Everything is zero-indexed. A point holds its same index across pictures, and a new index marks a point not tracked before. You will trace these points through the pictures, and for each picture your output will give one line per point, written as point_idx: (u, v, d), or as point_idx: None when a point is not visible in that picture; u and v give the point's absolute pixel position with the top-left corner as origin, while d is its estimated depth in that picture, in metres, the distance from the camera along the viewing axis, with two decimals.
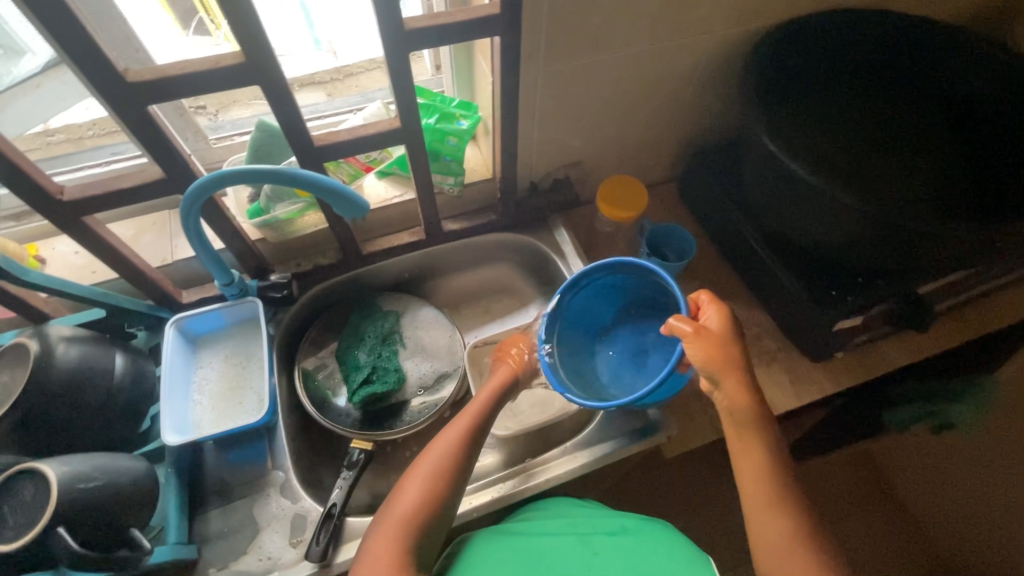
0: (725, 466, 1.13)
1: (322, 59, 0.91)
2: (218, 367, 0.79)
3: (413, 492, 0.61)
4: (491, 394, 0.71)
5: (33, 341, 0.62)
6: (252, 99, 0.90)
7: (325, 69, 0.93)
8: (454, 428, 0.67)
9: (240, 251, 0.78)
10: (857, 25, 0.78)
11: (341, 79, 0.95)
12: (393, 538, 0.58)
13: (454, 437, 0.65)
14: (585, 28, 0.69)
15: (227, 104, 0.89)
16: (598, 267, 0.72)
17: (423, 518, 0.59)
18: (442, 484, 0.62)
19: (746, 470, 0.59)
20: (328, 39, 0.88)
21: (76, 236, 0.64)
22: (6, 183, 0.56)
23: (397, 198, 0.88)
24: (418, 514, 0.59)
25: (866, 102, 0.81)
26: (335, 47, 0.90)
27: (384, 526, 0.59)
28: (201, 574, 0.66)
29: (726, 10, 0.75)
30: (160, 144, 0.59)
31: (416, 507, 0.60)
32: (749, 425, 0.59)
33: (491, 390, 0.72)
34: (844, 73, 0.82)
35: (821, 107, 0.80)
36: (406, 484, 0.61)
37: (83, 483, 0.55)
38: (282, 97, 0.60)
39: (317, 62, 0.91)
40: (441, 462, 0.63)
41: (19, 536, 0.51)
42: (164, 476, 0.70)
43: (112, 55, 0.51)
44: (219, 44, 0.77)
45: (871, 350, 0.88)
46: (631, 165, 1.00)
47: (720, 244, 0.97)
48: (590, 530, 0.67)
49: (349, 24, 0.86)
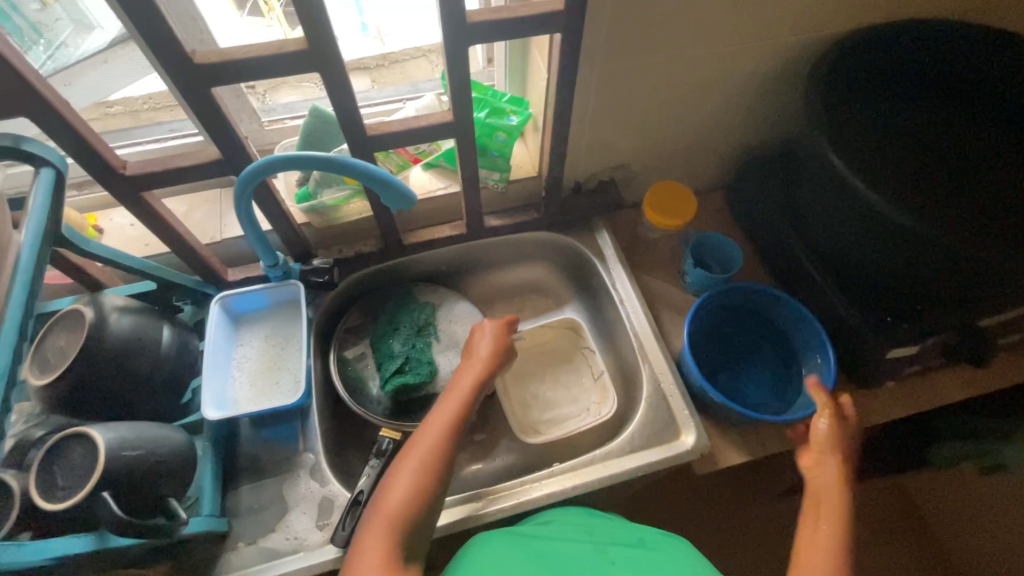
0: (753, 487, 1.10)
1: (368, 45, 0.94)
2: (258, 346, 0.80)
3: (404, 480, 0.58)
4: (473, 377, 0.69)
5: (89, 309, 0.64)
6: (302, 81, 0.93)
7: (371, 54, 0.95)
8: (442, 412, 0.65)
9: (287, 234, 0.79)
10: (924, 39, 0.74)
11: (387, 66, 0.97)
12: (382, 531, 0.54)
13: (443, 424, 0.63)
14: (648, 28, 0.67)
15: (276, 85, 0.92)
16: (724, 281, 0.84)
17: (414, 510, 0.57)
18: (436, 472, 0.60)
19: (822, 535, 0.57)
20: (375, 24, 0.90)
21: (135, 210, 0.66)
22: (74, 155, 0.58)
23: (440, 190, 0.88)
24: (407, 507, 0.57)
25: (938, 119, 0.75)
26: (382, 33, 0.92)
27: (372, 517, 0.56)
28: (230, 548, 0.68)
29: (796, 15, 0.72)
30: (220, 125, 0.60)
31: (410, 492, 0.57)
32: (830, 510, 0.60)
33: (472, 374, 0.70)
34: (913, 88, 0.77)
35: (887, 121, 0.74)
36: (394, 480, 0.59)
37: (128, 451, 0.56)
38: (340, 85, 0.60)
39: (364, 47, 0.94)
40: (433, 450, 0.61)
41: (67, 496, 0.52)
42: (201, 448, 0.71)
43: (181, 37, 0.52)
44: (272, 26, 0.81)
45: (923, 382, 0.84)
46: (680, 170, 0.97)
47: (767, 258, 0.94)
48: (607, 540, 0.65)
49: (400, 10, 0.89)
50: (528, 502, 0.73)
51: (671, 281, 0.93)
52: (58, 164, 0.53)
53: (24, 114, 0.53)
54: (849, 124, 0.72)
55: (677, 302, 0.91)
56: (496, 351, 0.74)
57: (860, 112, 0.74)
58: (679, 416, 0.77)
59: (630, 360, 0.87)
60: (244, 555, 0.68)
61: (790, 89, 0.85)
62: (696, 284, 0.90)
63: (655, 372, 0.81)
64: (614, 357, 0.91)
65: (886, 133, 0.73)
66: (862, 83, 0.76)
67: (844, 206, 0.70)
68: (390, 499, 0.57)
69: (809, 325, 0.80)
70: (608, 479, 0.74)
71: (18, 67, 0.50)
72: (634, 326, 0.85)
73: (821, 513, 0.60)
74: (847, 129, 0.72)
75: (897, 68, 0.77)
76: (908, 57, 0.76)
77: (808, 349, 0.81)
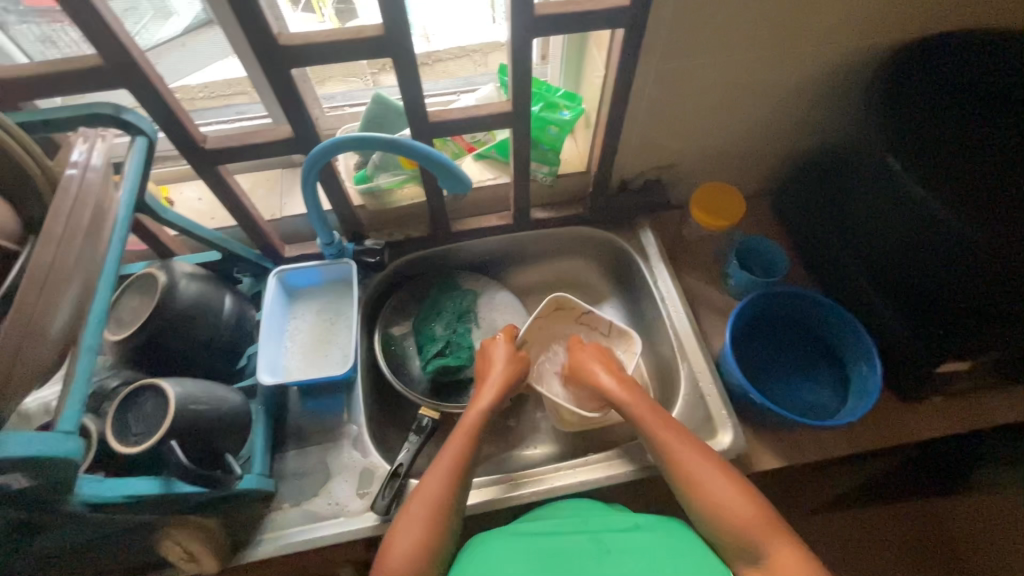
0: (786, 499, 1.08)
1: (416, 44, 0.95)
2: (309, 320, 0.84)
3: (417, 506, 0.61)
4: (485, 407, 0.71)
5: (161, 273, 0.67)
6: (347, 75, 0.96)
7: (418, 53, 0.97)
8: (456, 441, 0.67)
9: (343, 214, 0.83)
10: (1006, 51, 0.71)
11: (430, 64, 0.99)
12: None
13: (454, 458, 0.65)
14: (709, 27, 0.68)
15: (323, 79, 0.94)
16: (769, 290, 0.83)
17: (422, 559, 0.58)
18: (446, 496, 0.62)
19: (690, 460, 0.63)
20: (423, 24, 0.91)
21: (209, 182, 0.71)
22: (163, 128, 0.63)
23: (492, 180, 0.92)
24: (416, 556, 0.58)
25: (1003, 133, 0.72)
26: (429, 33, 0.93)
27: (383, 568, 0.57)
28: (276, 508, 0.72)
29: (860, 19, 0.71)
30: (296, 104, 0.64)
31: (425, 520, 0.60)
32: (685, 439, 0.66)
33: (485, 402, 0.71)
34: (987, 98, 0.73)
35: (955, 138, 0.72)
36: (402, 526, 0.60)
37: (194, 405, 0.60)
38: (408, 71, 0.63)
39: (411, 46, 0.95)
40: (445, 479, 0.63)
41: (140, 442, 0.57)
42: (256, 411, 0.75)
43: (270, 20, 0.55)
44: (324, 22, 0.84)
45: (972, 401, 0.82)
46: (729, 173, 0.97)
47: (814, 265, 0.92)
48: (601, 527, 0.64)
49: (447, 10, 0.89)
50: (559, 488, 0.74)
51: (713, 282, 0.93)
52: (149, 133, 0.58)
53: (124, 87, 0.58)
54: (917, 131, 0.71)
55: (718, 304, 0.91)
56: (510, 374, 0.74)
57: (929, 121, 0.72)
58: (716, 415, 0.78)
59: (668, 357, 0.87)
60: (287, 515, 0.71)
61: (848, 95, 0.84)
62: (739, 287, 0.89)
63: (694, 370, 0.82)
64: (651, 354, 0.91)
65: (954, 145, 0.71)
66: (931, 91, 0.73)
67: (906, 214, 0.69)
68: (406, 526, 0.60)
69: (857, 335, 0.79)
70: (642, 471, 0.75)
71: (125, 42, 0.54)
72: (674, 324, 0.86)
73: (663, 441, 0.66)
74: (913, 136, 0.70)
75: (971, 77, 0.73)
76: (982, 66, 0.72)
77: (856, 358, 0.79)
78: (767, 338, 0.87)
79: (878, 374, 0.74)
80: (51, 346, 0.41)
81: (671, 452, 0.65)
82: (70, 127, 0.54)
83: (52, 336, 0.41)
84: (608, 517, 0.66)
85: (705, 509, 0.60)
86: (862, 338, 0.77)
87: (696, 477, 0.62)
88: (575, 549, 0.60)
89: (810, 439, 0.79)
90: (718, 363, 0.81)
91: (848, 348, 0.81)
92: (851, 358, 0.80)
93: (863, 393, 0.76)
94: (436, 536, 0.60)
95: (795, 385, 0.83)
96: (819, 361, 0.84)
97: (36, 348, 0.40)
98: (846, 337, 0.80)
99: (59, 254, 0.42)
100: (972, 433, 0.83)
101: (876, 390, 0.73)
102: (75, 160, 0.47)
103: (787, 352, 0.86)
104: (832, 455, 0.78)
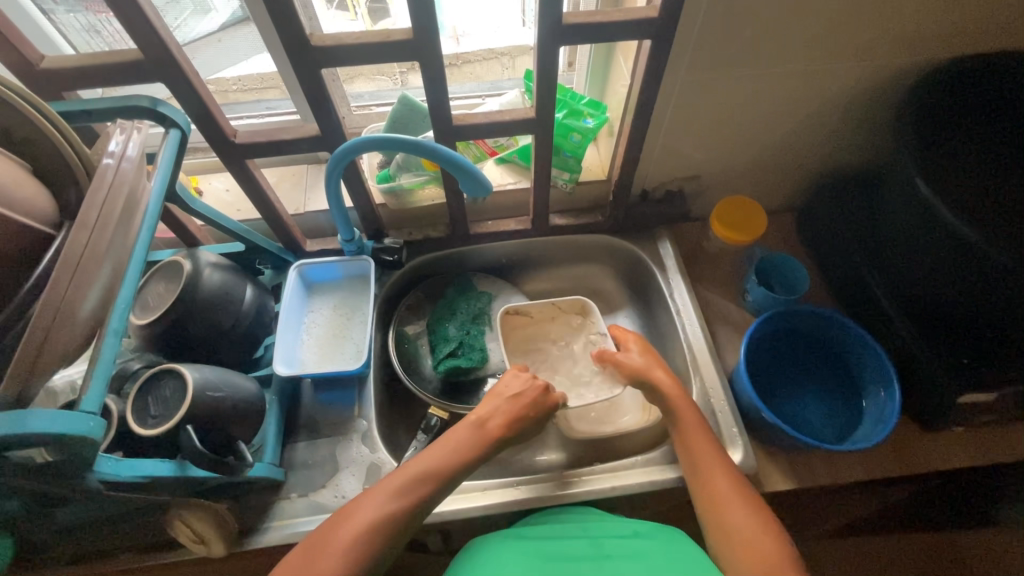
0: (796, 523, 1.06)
1: (444, 44, 0.96)
2: (326, 314, 0.86)
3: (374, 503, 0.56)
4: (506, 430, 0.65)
5: (187, 262, 0.69)
6: (375, 74, 0.98)
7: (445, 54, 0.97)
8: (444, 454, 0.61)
9: (364, 211, 0.84)
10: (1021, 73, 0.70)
11: (458, 67, 1.01)
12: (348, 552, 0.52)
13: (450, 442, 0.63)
14: (737, 40, 0.68)
15: (352, 77, 0.97)
16: (784, 309, 0.82)
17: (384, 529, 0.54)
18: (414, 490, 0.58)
19: (722, 483, 0.62)
20: (453, 25, 0.93)
21: (237, 176, 0.73)
22: (196, 122, 0.65)
23: (512, 184, 0.92)
24: (378, 526, 0.54)
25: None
26: (459, 34, 0.95)
27: (339, 531, 0.54)
28: (284, 497, 0.73)
29: (895, 37, 0.70)
30: (324, 103, 0.66)
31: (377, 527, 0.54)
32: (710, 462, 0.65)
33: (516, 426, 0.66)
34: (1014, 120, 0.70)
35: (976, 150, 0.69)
36: (370, 494, 0.57)
37: (211, 392, 0.62)
38: (435, 75, 0.64)
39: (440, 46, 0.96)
40: (410, 480, 0.58)
41: (159, 425, 0.58)
42: (269, 400, 0.76)
43: (303, 22, 0.57)
44: (356, 20, 0.86)
45: (995, 432, 0.79)
46: (752, 188, 0.96)
47: (836, 285, 0.91)
48: (601, 533, 0.65)
49: (479, 11, 0.91)
50: (563, 496, 0.74)
51: (730, 297, 0.92)
52: (183, 126, 0.60)
53: (162, 80, 0.60)
54: (949, 155, 0.69)
55: (734, 319, 0.90)
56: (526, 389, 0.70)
57: (963, 143, 0.69)
58: (727, 433, 0.77)
59: (680, 371, 0.86)
60: (295, 505, 0.72)
61: (879, 114, 0.83)
62: (757, 303, 0.88)
63: (706, 386, 0.81)
64: (663, 366, 0.90)
65: (983, 168, 0.68)
66: (962, 113, 0.71)
67: (933, 237, 0.67)
68: (354, 518, 0.54)
69: (877, 358, 0.77)
70: (648, 484, 0.74)
71: (164, 39, 0.56)
72: (688, 337, 0.85)
73: (697, 463, 0.65)
74: (940, 156, 0.68)
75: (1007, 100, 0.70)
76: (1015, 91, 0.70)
77: (874, 381, 0.78)
78: (780, 357, 0.85)
79: (898, 399, 0.72)
80: (79, 328, 0.43)
81: (705, 477, 0.64)
82: (112, 118, 0.57)
83: (80, 319, 0.43)
84: (609, 522, 0.67)
85: (723, 530, 0.59)
86: (881, 361, 0.76)
87: (722, 507, 0.61)
88: (573, 554, 0.62)
89: (823, 462, 0.77)
90: (731, 380, 0.79)
91: (866, 371, 0.79)
92: (869, 381, 0.78)
93: (880, 417, 0.75)
94: (396, 519, 0.55)
95: (810, 404, 0.82)
96: (834, 383, 0.83)
97: (66, 329, 0.41)
98: (863, 358, 0.79)
99: (91, 240, 0.43)
100: (995, 466, 0.80)
101: (895, 414, 0.71)
102: (111, 150, 0.48)
103: (802, 373, 0.85)
104: (844, 479, 0.76)
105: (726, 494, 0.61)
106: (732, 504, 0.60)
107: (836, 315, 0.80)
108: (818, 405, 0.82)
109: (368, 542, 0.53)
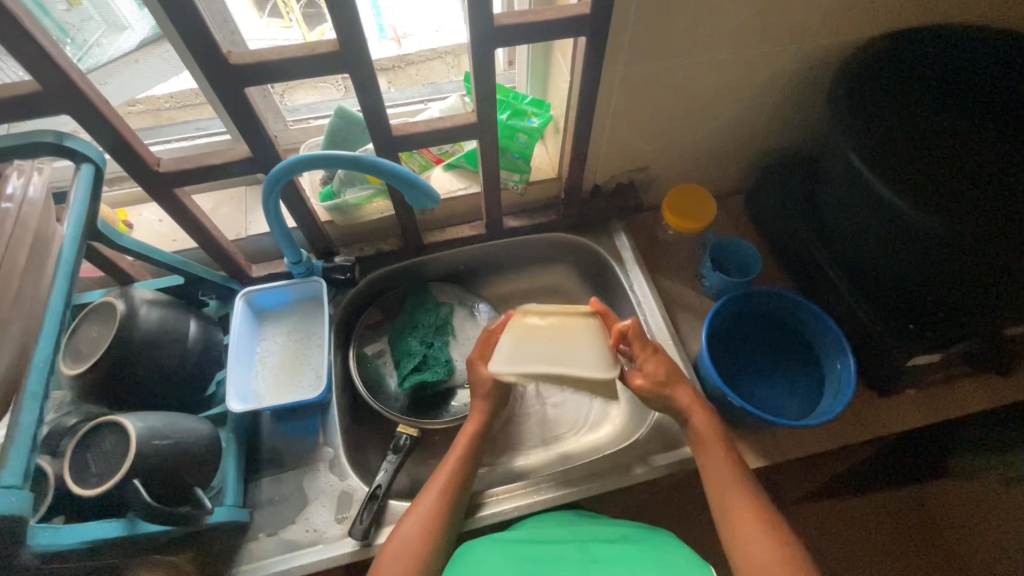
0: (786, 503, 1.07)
1: (387, 47, 0.94)
2: (280, 341, 0.82)
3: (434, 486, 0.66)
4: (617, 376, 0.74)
5: (120, 301, 0.64)
6: (317, 83, 0.94)
7: (388, 56, 0.96)
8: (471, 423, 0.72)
9: (310, 232, 0.81)
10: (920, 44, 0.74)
11: (404, 67, 0.98)
12: (416, 537, 0.61)
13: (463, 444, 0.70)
14: (671, 29, 0.68)
15: (292, 87, 0.93)
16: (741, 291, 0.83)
17: (439, 524, 0.63)
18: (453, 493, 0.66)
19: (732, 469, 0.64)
20: (393, 27, 0.91)
21: (166, 206, 0.68)
22: (114, 155, 0.61)
23: (462, 190, 0.91)
24: (433, 524, 0.63)
25: (972, 135, 0.72)
26: (400, 35, 0.93)
27: (408, 526, 0.62)
28: (252, 538, 0.69)
29: (822, 17, 0.72)
30: (251, 123, 0.62)
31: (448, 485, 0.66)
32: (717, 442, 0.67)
33: None
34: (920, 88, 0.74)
35: (900, 118, 0.72)
36: (416, 508, 0.64)
37: (158, 440, 0.57)
38: (367, 83, 0.61)
39: (382, 50, 0.94)
40: (444, 493, 0.65)
41: (100, 483, 0.53)
42: (225, 440, 0.72)
43: (219, 38, 0.53)
44: (291, 27, 0.82)
45: (950, 392, 0.83)
46: (699, 174, 0.98)
47: (787, 263, 0.93)
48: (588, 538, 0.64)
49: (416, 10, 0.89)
50: (540, 501, 0.73)
51: (687, 283, 0.94)
52: (97, 160, 0.55)
53: (65, 112, 0.55)
54: (877, 127, 0.71)
55: (695, 306, 0.92)
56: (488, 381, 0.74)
57: (892, 115, 0.72)
58: None
59: None
60: (265, 545, 0.69)
61: (810, 95, 0.85)
62: (714, 288, 0.90)
63: None
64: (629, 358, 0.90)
65: (912, 133, 0.71)
66: (880, 85, 0.74)
67: (868, 209, 0.70)
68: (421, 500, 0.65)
69: (833, 332, 0.79)
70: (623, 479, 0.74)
71: (65, 69, 0.52)
72: (650, 329, 0.85)
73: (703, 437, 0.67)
74: (872, 130, 0.70)
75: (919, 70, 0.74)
76: (932, 69, 0.74)
77: (830, 354, 0.80)
78: (738, 339, 0.87)
79: (852, 367, 0.74)
80: None
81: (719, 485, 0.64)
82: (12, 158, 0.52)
83: None
84: (597, 529, 0.66)
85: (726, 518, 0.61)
86: (837, 335, 0.78)
87: (727, 487, 0.63)
88: (562, 558, 0.60)
89: (790, 438, 0.79)
90: (700, 369, 0.80)
91: (823, 344, 0.81)
92: (825, 355, 0.81)
93: (839, 387, 0.77)
94: (443, 523, 0.63)
95: (773, 382, 0.84)
96: (794, 362, 0.84)
97: None
98: (820, 332, 0.81)
99: None
100: (948, 423, 0.84)
101: (853, 385, 0.72)
102: (10, 193, 0.47)
103: (764, 353, 0.86)
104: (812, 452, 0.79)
105: (738, 495, 0.62)
106: (735, 493, 0.62)
107: (788, 293, 0.82)
108: (783, 383, 0.83)
109: (432, 530, 0.62)
